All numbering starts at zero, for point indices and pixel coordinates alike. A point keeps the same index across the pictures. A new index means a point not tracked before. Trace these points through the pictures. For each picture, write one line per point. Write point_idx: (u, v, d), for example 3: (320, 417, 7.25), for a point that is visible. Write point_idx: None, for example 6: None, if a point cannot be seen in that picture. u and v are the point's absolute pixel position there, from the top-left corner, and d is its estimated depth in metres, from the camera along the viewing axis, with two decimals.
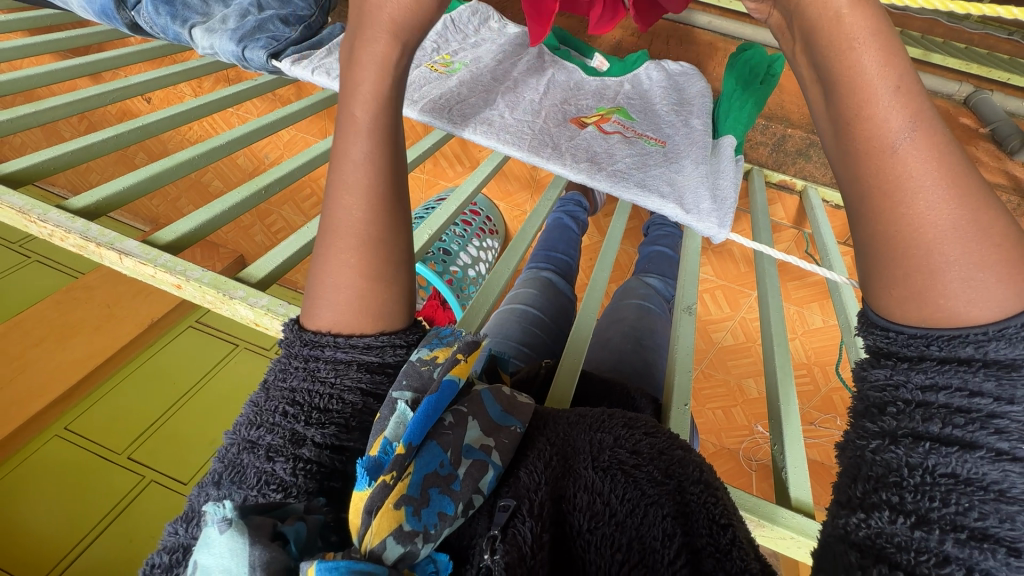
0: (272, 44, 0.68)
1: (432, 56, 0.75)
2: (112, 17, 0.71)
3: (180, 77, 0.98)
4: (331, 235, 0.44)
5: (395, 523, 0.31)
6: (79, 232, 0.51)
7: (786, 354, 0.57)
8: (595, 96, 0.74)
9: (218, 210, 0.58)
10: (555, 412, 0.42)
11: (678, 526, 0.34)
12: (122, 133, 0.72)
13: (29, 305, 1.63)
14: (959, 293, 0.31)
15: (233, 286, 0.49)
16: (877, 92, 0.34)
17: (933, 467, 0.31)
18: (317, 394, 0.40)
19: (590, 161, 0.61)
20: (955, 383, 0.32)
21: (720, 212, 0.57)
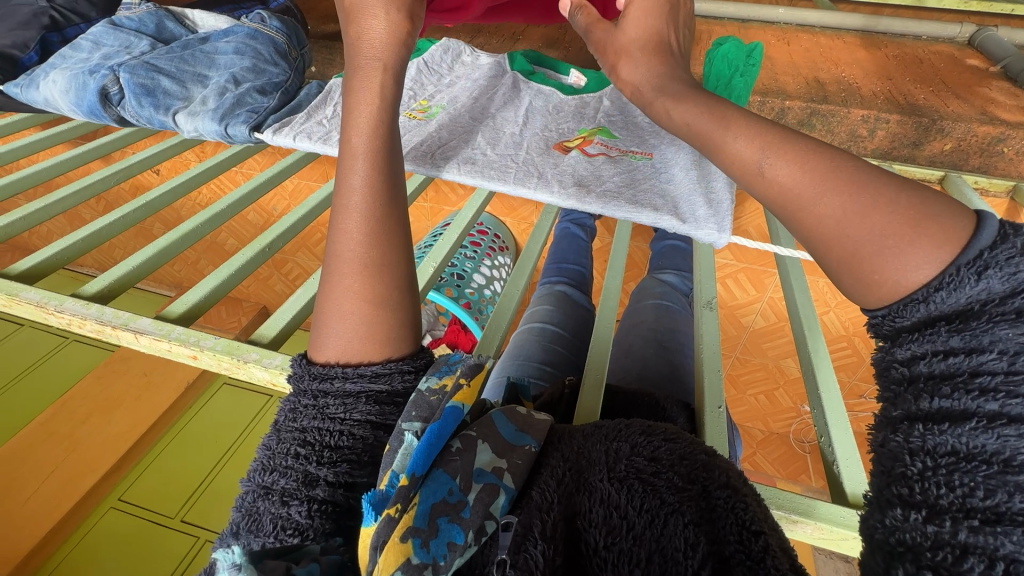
0: (253, 117, 0.69)
1: (409, 106, 0.74)
2: (100, 114, 0.73)
3: (181, 146, 0.99)
4: (337, 271, 0.44)
5: (402, 557, 0.30)
6: (95, 318, 0.52)
7: (818, 336, 0.54)
8: (574, 117, 0.72)
9: (225, 274, 0.58)
10: (571, 428, 0.41)
11: (703, 534, 0.32)
12: (129, 212, 0.73)
13: (72, 385, 1.69)
14: (887, 265, 0.34)
15: (246, 350, 0.49)
16: (715, 139, 0.44)
17: (934, 448, 0.31)
18: (328, 432, 0.39)
19: (577, 184, 0.60)
20: (930, 349, 0.33)
21: (717, 216, 0.55)
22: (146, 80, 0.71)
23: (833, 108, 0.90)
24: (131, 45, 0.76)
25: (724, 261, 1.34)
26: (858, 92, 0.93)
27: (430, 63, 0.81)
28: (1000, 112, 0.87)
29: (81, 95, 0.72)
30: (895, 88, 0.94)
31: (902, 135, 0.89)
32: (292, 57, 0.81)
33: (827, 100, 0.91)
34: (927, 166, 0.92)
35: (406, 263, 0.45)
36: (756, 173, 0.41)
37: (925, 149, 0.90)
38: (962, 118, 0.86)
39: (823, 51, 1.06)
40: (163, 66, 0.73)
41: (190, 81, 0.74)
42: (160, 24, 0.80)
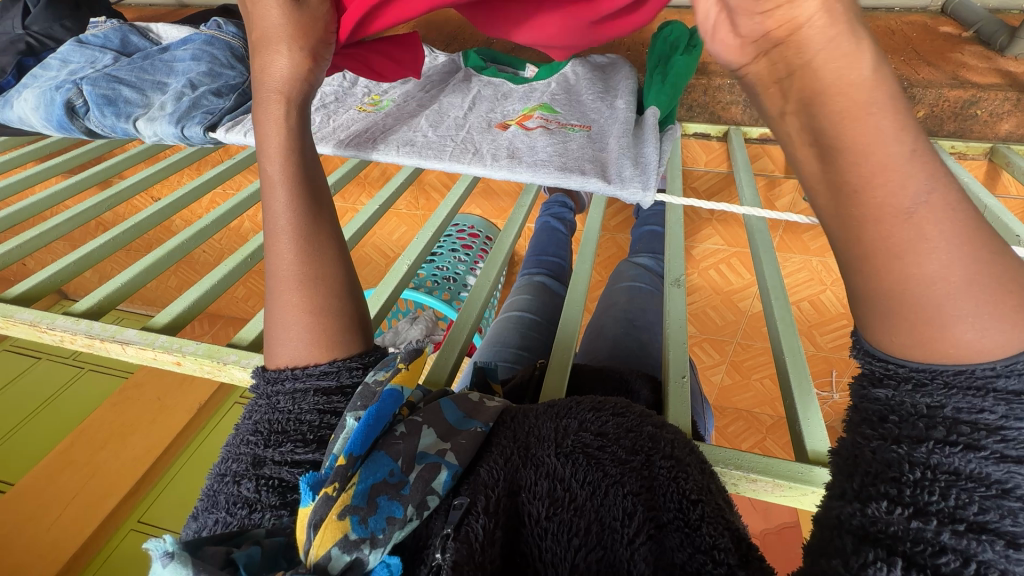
0: (208, 118, 0.68)
1: (361, 100, 0.77)
2: (70, 127, 0.74)
3: (168, 171, 0.99)
4: (278, 288, 0.47)
5: (340, 533, 0.34)
6: (85, 332, 0.55)
7: (786, 306, 0.55)
8: (521, 99, 0.74)
9: (208, 284, 0.61)
10: (525, 408, 0.45)
11: (641, 504, 0.37)
12: (119, 234, 0.76)
13: (89, 413, 1.73)
14: (970, 341, 0.30)
15: (225, 352, 0.51)
16: (880, 145, 0.30)
17: (935, 464, 0.31)
18: (277, 419, 0.43)
19: (510, 156, 0.61)
20: (964, 405, 0.31)
21: (643, 175, 0.55)
22: (108, 91, 0.73)
23: None
24: (96, 59, 0.79)
25: (716, 247, 1.34)
26: None
27: None
28: (971, 76, 0.87)
29: (50, 110, 0.73)
30: None
31: None
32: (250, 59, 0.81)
33: None
34: None
35: (339, 267, 0.48)
36: (876, 218, 0.31)
37: None
38: (933, 84, 0.86)
39: None
40: (124, 76, 0.75)
41: (150, 88, 0.75)
42: (123, 38, 0.84)
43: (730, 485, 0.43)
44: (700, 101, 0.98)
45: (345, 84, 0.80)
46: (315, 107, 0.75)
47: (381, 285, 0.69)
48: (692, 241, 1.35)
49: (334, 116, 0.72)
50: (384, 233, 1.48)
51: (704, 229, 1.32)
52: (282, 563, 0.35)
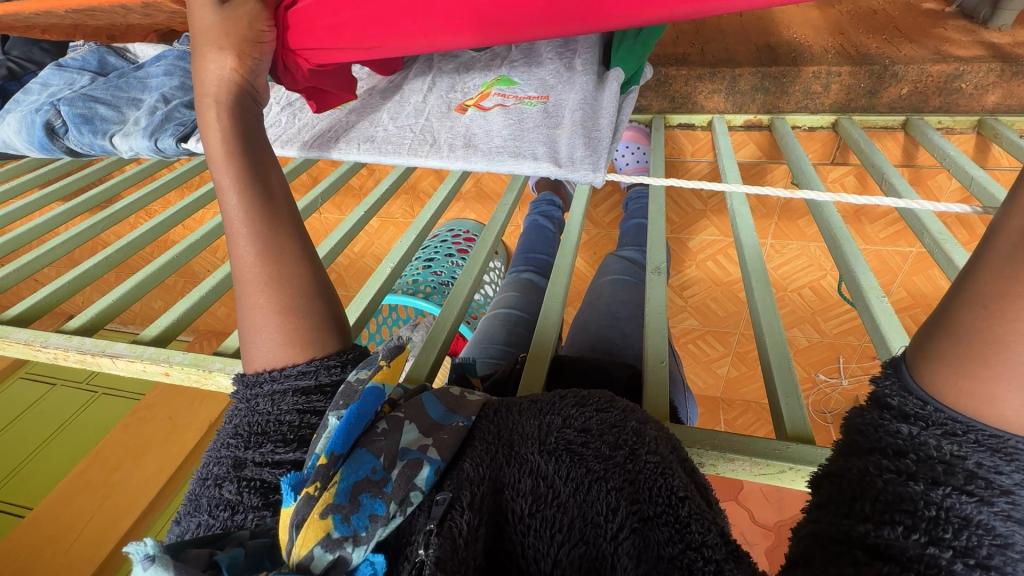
0: (179, 129, 0.68)
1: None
2: (52, 148, 0.76)
3: (162, 189, 1.02)
4: (245, 289, 0.48)
5: (322, 532, 0.34)
6: (77, 348, 0.56)
7: (767, 287, 0.55)
8: (482, 70, 0.73)
9: (196, 296, 0.62)
10: (510, 400, 0.44)
11: (626, 498, 0.36)
12: (111, 253, 0.78)
13: (102, 435, 1.76)
14: (1019, 409, 0.29)
15: (211, 360, 0.53)
16: None
17: (948, 505, 0.30)
18: (258, 421, 0.44)
19: (466, 145, 0.62)
20: (986, 461, 0.30)
21: (593, 157, 0.54)
22: (84, 111, 0.74)
23: (784, 69, 0.90)
24: (73, 81, 0.81)
25: (712, 238, 1.34)
26: (808, 50, 0.93)
27: None
28: (953, 50, 0.85)
29: (31, 132, 0.75)
30: (846, 42, 0.94)
31: (857, 86, 0.89)
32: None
33: (777, 62, 0.91)
34: (888, 113, 0.91)
35: (300, 255, 0.50)
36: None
37: (882, 97, 0.89)
38: (914, 60, 0.85)
39: (776, 16, 1.06)
40: (98, 95, 0.76)
41: (126, 105, 0.76)
42: (101, 60, 0.86)
43: (708, 467, 0.43)
44: (682, 92, 0.98)
45: None
46: (281, 106, 0.75)
47: (365, 288, 0.71)
48: (688, 234, 1.34)
49: (300, 114, 0.73)
50: (381, 242, 1.49)
51: (699, 221, 1.31)
52: (267, 563, 0.35)
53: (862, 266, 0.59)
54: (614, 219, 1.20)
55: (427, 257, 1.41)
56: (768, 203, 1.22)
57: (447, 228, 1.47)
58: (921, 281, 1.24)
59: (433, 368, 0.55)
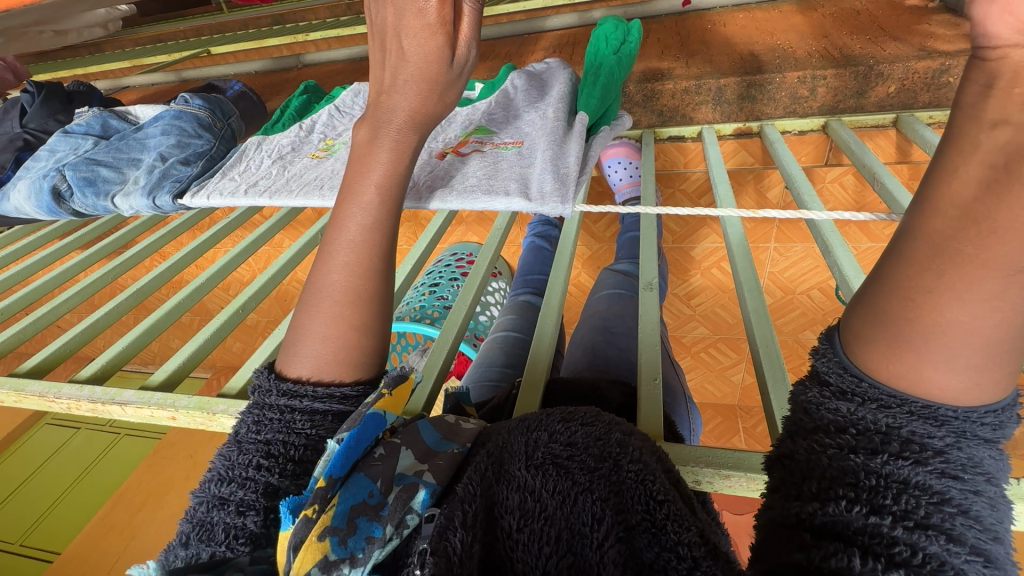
0: (176, 185, 0.74)
1: (316, 146, 0.80)
2: (58, 210, 0.79)
3: (168, 237, 1.05)
4: (330, 297, 0.49)
5: (320, 553, 0.35)
6: (88, 397, 0.58)
7: (759, 296, 0.55)
8: (462, 123, 0.77)
9: (202, 340, 0.63)
10: (497, 427, 0.45)
11: (611, 508, 0.37)
12: (121, 301, 0.80)
13: (124, 478, 1.78)
14: (943, 383, 0.31)
15: (214, 403, 0.54)
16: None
17: (888, 474, 0.32)
18: (293, 445, 0.46)
19: (442, 185, 0.63)
20: (918, 428, 0.32)
21: (562, 190, 0.56)
22: (87, 173, 0.77)
23: (769, 76, 0.90)
24: (79, 145, 0.84)
25: (716, 246, 1.33)
26: (793, 55, 0.94)
27: (341, 106, 0.88)
28: (938, 45, 0.85)
29: (39, 196, 0.78)
30: (830, 45, 0.94)
31: (843, 88, 0.89)
32: (216, 127, 0.86)
33: (762, 70, 0.91)
34: (877, 111, 0.91)
35: (391, 287, 0.52)
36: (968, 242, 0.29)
37: (870, 97, 0.89)
38: (899, 58, 0.85)
39: (760, 24, 1.07)
40: (101, 157, 0.79)
41: (126, 166, 0.79)
42: (104, 124, 0.89)
43: (704, 485, 0.43)
44: (670, 106, 0.99)
45: (301, 134, 0.83)
46: (272, 160, 0.78)
47: None
48: (690, 243, 1.34)
49: (288, 167, 0.75)
50: None
51: (700, 230, 1.31)
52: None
53: (853, 269, 0.59)
54: (614, 233, 1.21)
55: (432, 282, 1.43)
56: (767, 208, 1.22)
57: (450, 253, 1.50)
58: None
59: (430, 401, 0.56)
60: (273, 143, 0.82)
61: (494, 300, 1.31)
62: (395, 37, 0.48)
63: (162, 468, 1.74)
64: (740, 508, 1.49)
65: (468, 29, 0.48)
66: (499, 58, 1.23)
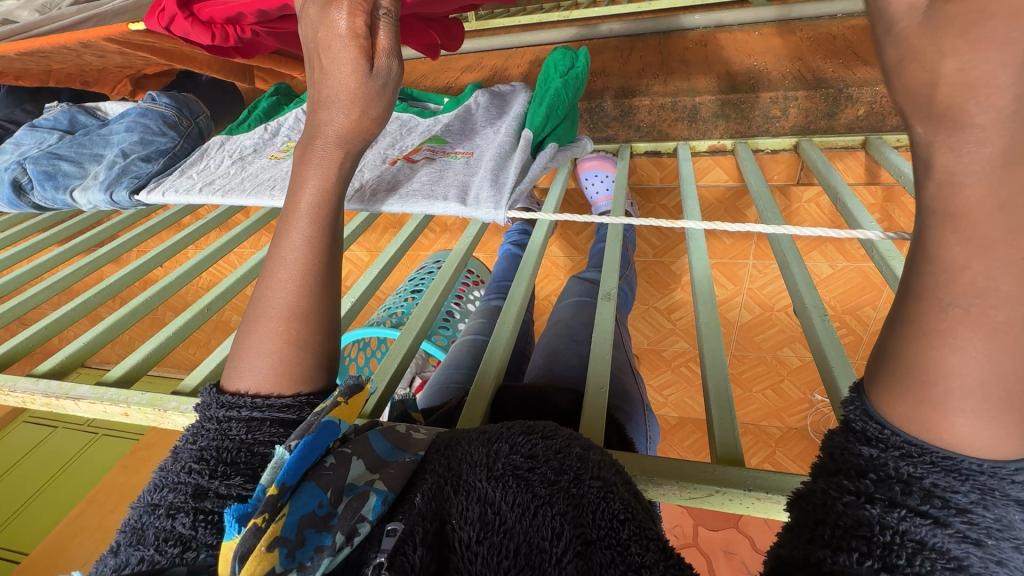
0: (134, 182, 0.74)
1: (278, 147, 0.81)
2: (18, 203, 0.79)
3: (144, 235, 1.04)
4: (269, 315, 0.50)
5: (268, 565, 0.34)
6: (42, 391, 0.57)
7: (712, 309, 0.56)
8: (419, 134, 0.78)
9: (162, 337, 0.64)
10: (459, 433, 0.45)
11: (570, 522, 0.36)
12: (89, 297, 0.80)
13: (98, 479, 1.76)
14: (969, 439, 0.28)
15: (166, 400, 0.53)
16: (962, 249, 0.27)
17: (904, 531, 0.29)
18: (227, 449, 0.45)
19: (385, 190, 0.63)
20: (941, 481, 0.28)
21: (497, 196, 0.58)
22: (48, 167, 0.77)
23: (742, 96, 0.92)
24: (43, 139, 0.84)
25: None
26: (767, 77, 0.96)
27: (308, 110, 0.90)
28: None
29: None
30: (803, 68, 0.97)
31: (814, 109, 0.91)
32: (183, 126, 0.87)
33: (736, 89, 0.93)
34: (846, 133, 0.94)
35: (332, 306, 0.52)
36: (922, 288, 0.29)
37: (840, 119, 0.91)
38: (868, 83, 0.87)
39: (739, 46, 1.10)
40: (63, 152, 0.80)
41: (88, 160, 0.80)
42: (72, 119, 0.89)
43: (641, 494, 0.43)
44: (647, 122, 1.01)
45: (266, 135, 0.84)
46: (232, 160, 0.78)
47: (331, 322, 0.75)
48: (670, 258, 1.35)
49: (247, 167, 0.76)
50: None
51: (680, 245, 1.32)
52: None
53: (809, 285, 0.60)
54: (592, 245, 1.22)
55: (413, 288, 1.43)
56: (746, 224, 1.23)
57: (433, 260, 1.50)
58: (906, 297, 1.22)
59: (380, 405, 0.57)
60: (238, 144, 0.83)
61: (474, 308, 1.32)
62: (319, 54, 0.49)
63: (136, 470, 1.73)
64: (716, 524, 1.49)
65: (386, 44, 0.48)
66: (485, 71, 1.24)
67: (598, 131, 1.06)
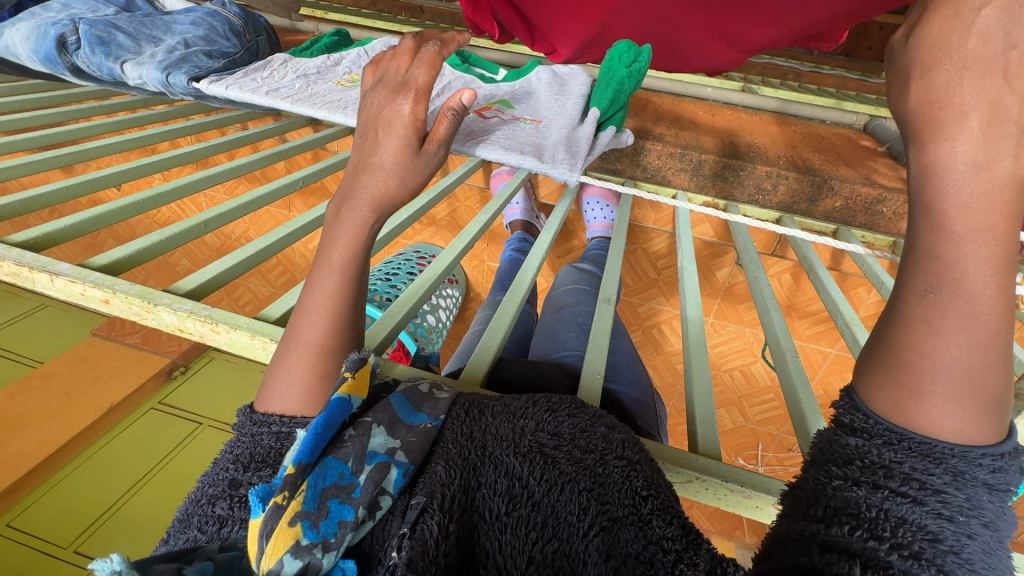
0: (195, 69, 0.77)
1: (342, 76, 0.87)
2: (55, 62, 0.78)
3: (136, 143, 0.99)
4: (297, 345, 0.49)
5: (291, 540, 0.35)
6: (14, 258, 0.53)
7: (701, 331, 0.62)
8: (484, 93, 0.86)
9: (157, 238, 0.60)
10: (482, 401, 0.47)
11: (594, 498, 0.39)
12: (72, 185, 0.75)
13: None
14: (939, 417, 0.36)
15: (157, 294, 0.51)
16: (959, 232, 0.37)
17: (889, 508, 0.35)
18: (263, 449, 0.44)
19: (466, 137, 0.71)
20: (917, 463, 0.36)
21: (571, 160, 0.68)
22: (103, 34, 0.79)
23: (742, 164, 1.02)
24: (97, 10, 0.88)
25: (660, 308, 1.42)
26: (765, 154, 1.06)
27: (369, 50, 0.98)
28: (879, 178, 0.99)
29: (40, 42, 0.77)
30: (796, 155, 1.08)
31: (800, 191, 1.01)
32: (245, 37, 0.92)
33: (737, 157, 1.03)
34: (823, 220, 1.05)
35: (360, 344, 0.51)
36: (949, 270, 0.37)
37: (819, 206, 1.02)
38: (848, 180, 0.98)
39: (742, 124, 1.21)
40: (122, 26, 0.82)
41: (144, 40, 0.83)
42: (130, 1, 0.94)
43: None
44: (653, 166, 1.09)
45: (328, 63, 0.90)
46: (298, 75, 0.84)
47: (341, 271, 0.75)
48: (640, 300, 1.42)
49: (313, 85, 0.82)
50: None
51: (652, 290, 1.40)
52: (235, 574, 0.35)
53: (784, 329, 0.66)
54: None
55: (389, 271, 1.41)
56: (715, 283, 1.33)
57: (414, 249, 1.52)
58: (836, 382, 1.33)
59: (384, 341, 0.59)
60: (301, 65, 0.87)
61: (442, 303, 1.35)
62: (376, 128, 0.56)
63: (30, 399, 1.60)
64: None
65: (441, 135, 0.56)
66: None
67: (608, 162, 1.13)
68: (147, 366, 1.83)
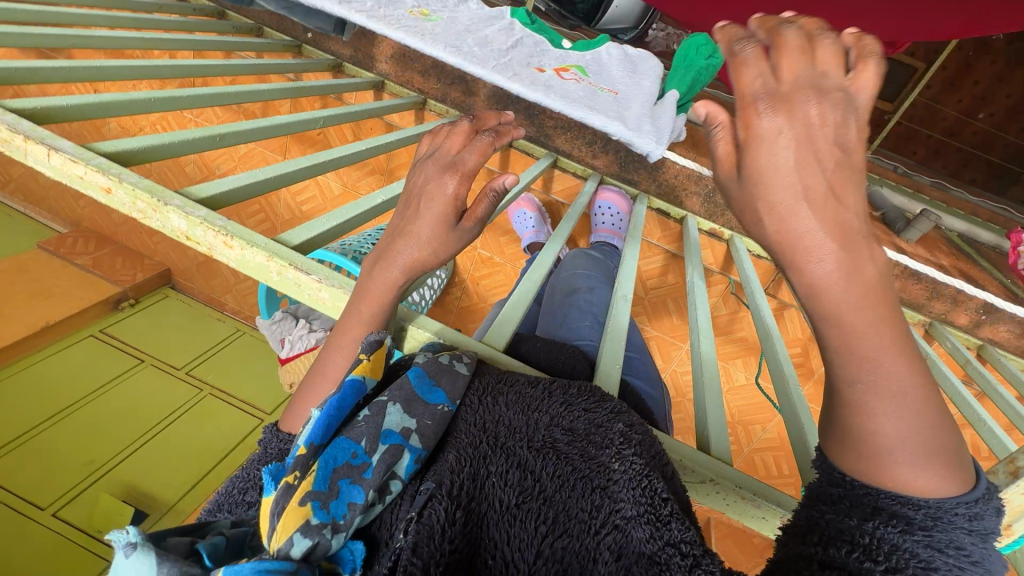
0: None
1: (415, 9, 1.11)
2: None
3: (147, 43, 0.90)
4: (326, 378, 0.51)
5: (301, 518, 0.35)
6: (8, 122, 0.47)
7: (712, 346, 0.63)
8: (562, 60, 1.08)
9: (169, 139, 0.56)
10: (499, 383, 0.45)
11: (607, 496, 0.38)
12: (77, 67, 0.66)
13: None
14: (910, 481, 0.36)
15: (168, 195, 0.47)
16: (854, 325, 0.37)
17: (882, 534, 0.35)
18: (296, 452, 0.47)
19: (560, 96, 0.92)
20: (900, 502, 0.36)
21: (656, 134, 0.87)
22: None
23: None
24: None
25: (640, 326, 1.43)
26: None
27: None
28: None
29: None
30: None
31: None
32: None
33: None
34: None
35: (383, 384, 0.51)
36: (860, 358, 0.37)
37: None
38: None
39: None
40: None
41: None
42: None
43: None
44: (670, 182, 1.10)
45: None
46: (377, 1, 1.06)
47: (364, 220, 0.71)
48: None
49: (394, 11, 1.05)
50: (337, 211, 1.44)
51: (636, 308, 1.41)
52: (247, 550, 0.39)
53: (784, 359, 0.67)
54: None
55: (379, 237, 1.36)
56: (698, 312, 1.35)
57: None
58: (793, 429, 1.37)
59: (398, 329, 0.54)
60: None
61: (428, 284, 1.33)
62: (417, 198, 0.52)
63: None
64: None
65: (479, 213, 0.51)
66: None
67: (624, 171, 1.14)
68: (94, 290, 1.70)
